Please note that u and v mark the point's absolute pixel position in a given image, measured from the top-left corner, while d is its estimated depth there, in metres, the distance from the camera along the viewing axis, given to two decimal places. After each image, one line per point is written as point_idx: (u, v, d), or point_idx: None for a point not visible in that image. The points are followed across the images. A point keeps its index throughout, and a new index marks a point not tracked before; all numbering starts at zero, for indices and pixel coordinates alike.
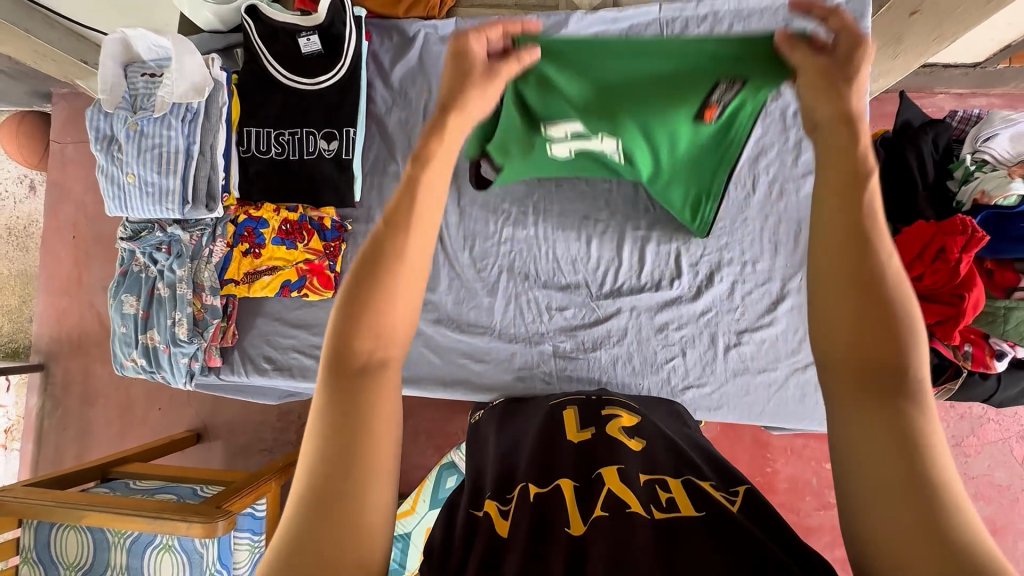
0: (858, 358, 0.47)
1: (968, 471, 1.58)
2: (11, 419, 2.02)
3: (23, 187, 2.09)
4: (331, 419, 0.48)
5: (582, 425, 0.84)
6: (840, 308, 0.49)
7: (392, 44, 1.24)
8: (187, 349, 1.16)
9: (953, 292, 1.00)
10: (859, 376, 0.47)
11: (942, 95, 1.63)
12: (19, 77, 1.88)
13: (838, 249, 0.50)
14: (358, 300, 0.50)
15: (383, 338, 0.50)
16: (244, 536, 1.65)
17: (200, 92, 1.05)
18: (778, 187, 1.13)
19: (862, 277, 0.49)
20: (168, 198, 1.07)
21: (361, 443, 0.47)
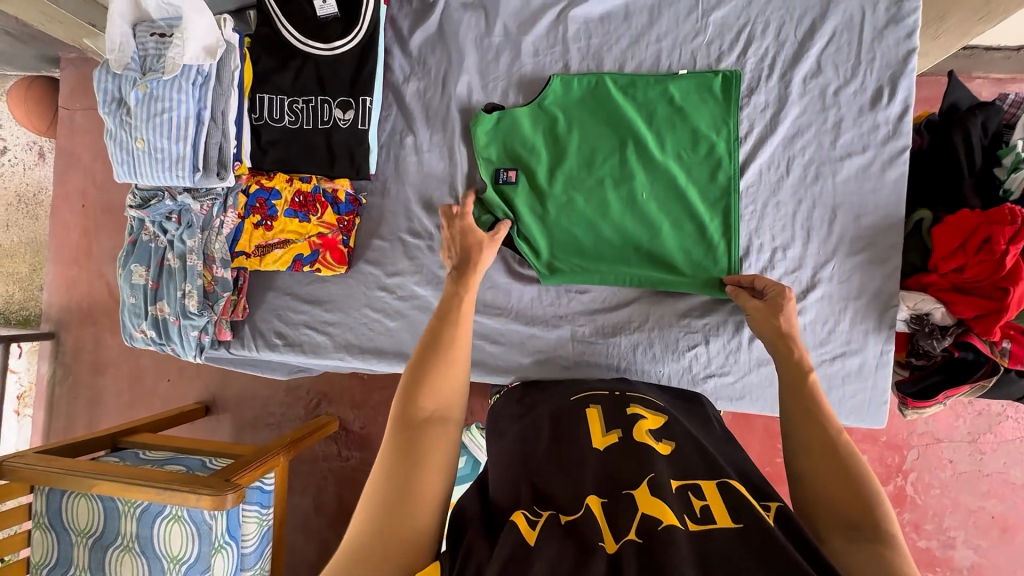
0: (824, 479, 0.70)
1: (982, 468, 1.54)
2: (23, 385, 2.04)
3: (33, 154, 2.06)
4: (402, 444, 0.68)
5: (606, 425, 0.81)
6: (815, 447, 0.74)
7: (412, 10, 1.18)
8: (197, 322, 1.14)
9: (996, 285, 0.95)
10: (827, 489, 0.69)
11: (980, 80, 1.54)
12: (26, 39, 1.83)
13: (796, 403, 0.80)
14: (429, 354, 0.77)
15: (441, 398, 0.73)
16: (253, 509, 1.64)
17: (212, 54, 1.00)
18: (814, 170, 1.08)
19: (818, 418, 0.76)
20: (178, 165, 1.02)
21: (423, 471, 0.66)
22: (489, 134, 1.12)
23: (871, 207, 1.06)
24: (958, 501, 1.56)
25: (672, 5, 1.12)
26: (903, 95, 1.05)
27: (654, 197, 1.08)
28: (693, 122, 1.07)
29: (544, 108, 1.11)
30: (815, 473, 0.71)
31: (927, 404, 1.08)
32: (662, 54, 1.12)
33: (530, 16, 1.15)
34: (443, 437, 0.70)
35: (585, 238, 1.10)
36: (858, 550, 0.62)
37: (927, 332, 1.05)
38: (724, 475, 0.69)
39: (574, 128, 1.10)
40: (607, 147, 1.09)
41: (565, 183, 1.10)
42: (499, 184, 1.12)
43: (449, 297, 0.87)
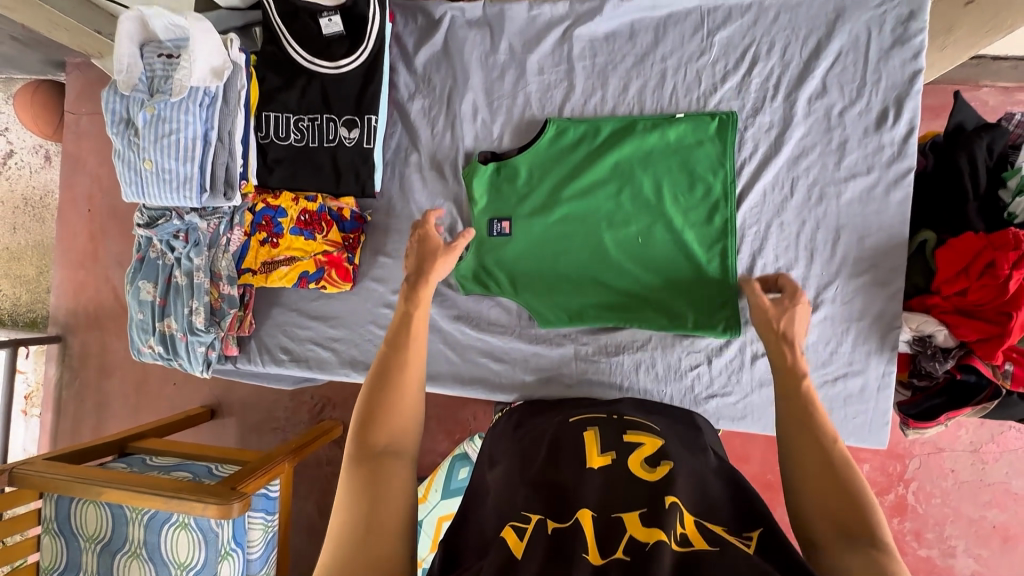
0: (816, 496, 0.68)
1: (983, 478, 1.55)
2: (30, 385, 2.11)
3: (39, 157, 2.08)
4: (360, 479, 0.68)
5: (602, 447, 0.81)
6: (812, 463, 0.71)
7: (416, 27, 1.19)
8: (204, 338, 1.15)
9: (999, 310, 0.95)
10: (827, 509, 0.66)
11: (987, 89, 1.54)
12: (32, 45, 1.84)
13: (795, 417, 0.76)
14: (381, 382, 0.77)
15: (394, 430, 0.74)
16: (259, 515, 1.68)
17: (218, 76, 1.00)
18: (818, 191, 1.08)
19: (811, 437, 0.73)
20: (186, 186, 1.03)
21: (384, 501, 0.67)
22: (486, 184, 1.14)
23: (875, 228, 1.06)
24: (959, 510, 1.56)
25: (678, 24, 1.12)
26: (909, 116, 1.05)
27: (651, 241, 1.09)
28: (687, 168, 1.08)
29: (541, 156, 1.13)
30: (813, 493, 0.68)
31: (930, 425, 1.07)
32: (667, 74, 1.12)
33: (535, 34, 1.15)
34: (399, 467, 0.70)
35: (585, 286, 1.11)
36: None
37: (929, 354, 1.05)
38: (705, 517, 0.68)
39: (568, 175, 1.11)
40: (605, 189, 1.10)
41: (558, 229, 1.11)
42: (493, 236, 1.13)
43: (400, 321, 0.86)
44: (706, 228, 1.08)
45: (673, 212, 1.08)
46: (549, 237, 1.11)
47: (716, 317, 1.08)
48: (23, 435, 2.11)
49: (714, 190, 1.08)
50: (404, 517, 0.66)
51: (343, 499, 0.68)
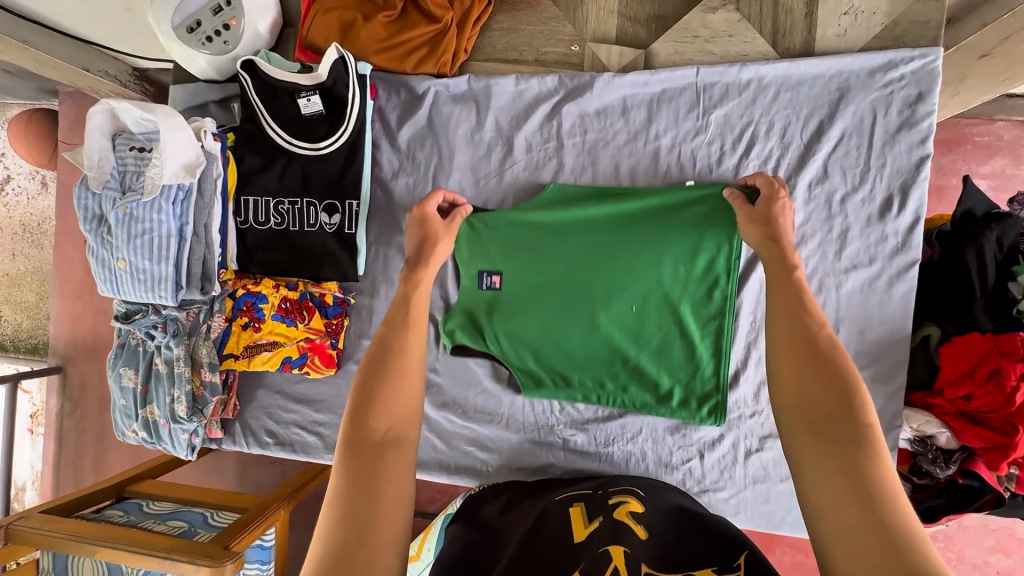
0: (846, 531, 0.54)
1: (989, 522, 1.52)
2: (36, 404, 2.13)
3: (36, 183, 2.06)
4: (352, 473, 0.61)
5: (587, 514, 0.82)
6: (835, 486, 0.56)
7: (399, 101, 1.14)
8: (187, 426, 1.13)
9: (1005, 420, 0.91)
10: (851, 534, 0.53)
11: (1000, 123, 1.40)
12: (22, 74, 1.80)
13: (806, 429, 0.62)
14: (380, 368, 0.70)
15: (393, 417, 0.66)
16: (254, 566, 1.70)
17: (192, 172, 0.97)
18: (817, 282, 1.03)
19: (843, 451, 0.58)
20: (160, 285, 1.00)
21: (376, 504, 0.59)
22: (471, 239, 1.06)
23: (876, 322, 1.02)
24: (961, 554, 1.53)
25: (672, 101, 1.07)
26: (914, 206, 1.00)
27: (647, 310, 1.01)
28: (694, 238, 0.98)
29: (534, 218, 1.05)
30: (837, 513, 0.55)
31: (930, 524, 1.03)
32: (660, 153, 1.07)
33: (522, 109, 1.10)
34: (397, 463, 0.62)
35: (568, 352, 1.05)
36: None
37: (931, 457, 1.00)
38: (691, 564, 0.65)
39: (565, 228, 1.03)
40: (602, 251, 1.01)
41: (550, 288, 1.03)
42: (483, 290, 1.06)
43: (400, 303, 0.79)
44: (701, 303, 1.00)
45: (672, 286, 0.99)
46: (538, 294, 1.04)
47: (700, 401, 1.02)
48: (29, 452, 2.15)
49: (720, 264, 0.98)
50: (398, 523, 0.58)
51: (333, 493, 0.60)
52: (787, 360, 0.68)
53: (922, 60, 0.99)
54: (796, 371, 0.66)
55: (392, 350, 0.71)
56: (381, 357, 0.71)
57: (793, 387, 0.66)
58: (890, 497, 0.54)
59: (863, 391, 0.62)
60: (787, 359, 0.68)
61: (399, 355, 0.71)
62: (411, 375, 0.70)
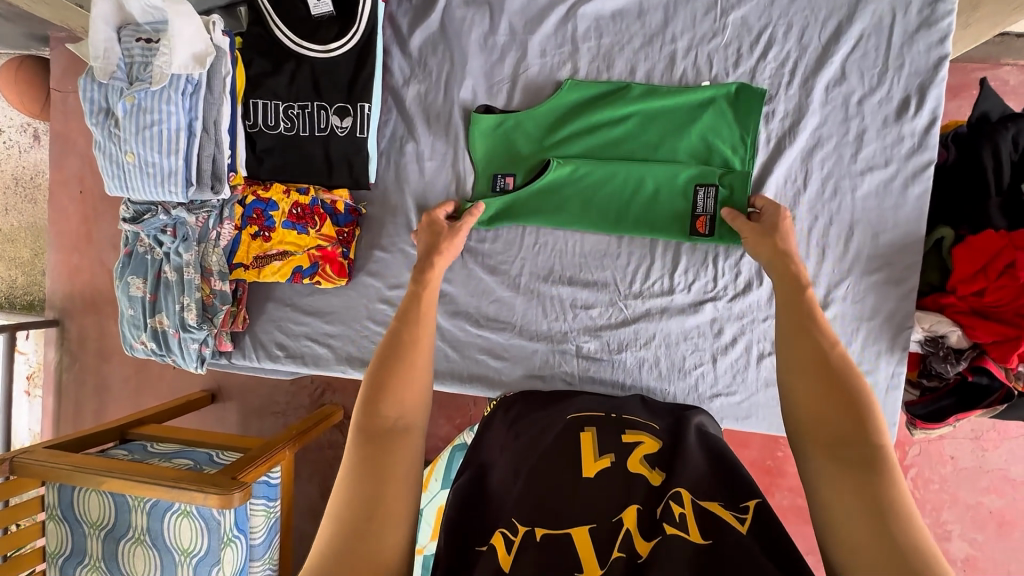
0: (819, 407, 0.67)
1: (983, 465, 1.48)
2: (31, 366, 2.10)
3: (27, 136, 2.01)
4: (364, 456, 0.66)
5: (599, 450, 0.79)
6: (846, 497, 0.59)
7: (411, 6, 1.12)
8: (196, 335, 1.12)
9: (1017, 312, 0.92)
10: (820, 410, 0.66)
11: (1008, 67, 1.40)
12: (10, 18, 1.72)
13: (816, 433, 0.65)
14: (388, 366, 0.74)
15: (404, 405, 0.70)
16: (260, 503, 1.68)
17: (201, 63, 0.95)
18: (833, 184, 1.03)
19: (854, 467, 0.60)
20: (170, 180, 0.98)
21: (389, 480, 0.64)
22: (488, 133, 1.09)
23: (890, 224, 1.02)
24: (956, 496, 1.50)
25: (689, 3, 1.05)
26: (931, 106, 0.99)
27: (659, 211, 1.05)
28: (706, 138, 1.03)
29: (544, 113, 1.07)
30: (810, 389, 0.69)
31: (937, 426, 1.05)
32: (677, 56, 1.06)
33: (537, 13, 1.08)
34: (406, 447, 0.67)
35: (578, 242, 1.10)
36: (847, 472, 0.60)
37: (941, 355, 1.02)
38: (702, 495, 0.70)
39: (579, 131, 1.07)
40: (617, 155, 1.06)
41: (564, 190, 1.07)
42: (497, 191, 1.09)
43: (411, 303, 0.83)
44: (707, 199, 1.03)
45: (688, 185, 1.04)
46: (553, 194, 1.07)
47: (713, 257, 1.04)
48: (26, 415, 2.11)
49: (734, 162, 1.03)
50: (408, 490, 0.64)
51: (348, 474, 0.66)
52: (804, 386, 0.69)
53: None
54: (801, 358, 0.71)
55: (399, 346, 0.76)
56: (388, 359, 0.74)
57: (797, 358, 0.72)
58: (852, 377, 0.68)
59: (878, 419, 0.64)
60: (803, 382, 0.69)
61: (406, 360, 0.74)
62: (417, 369, 0.74)
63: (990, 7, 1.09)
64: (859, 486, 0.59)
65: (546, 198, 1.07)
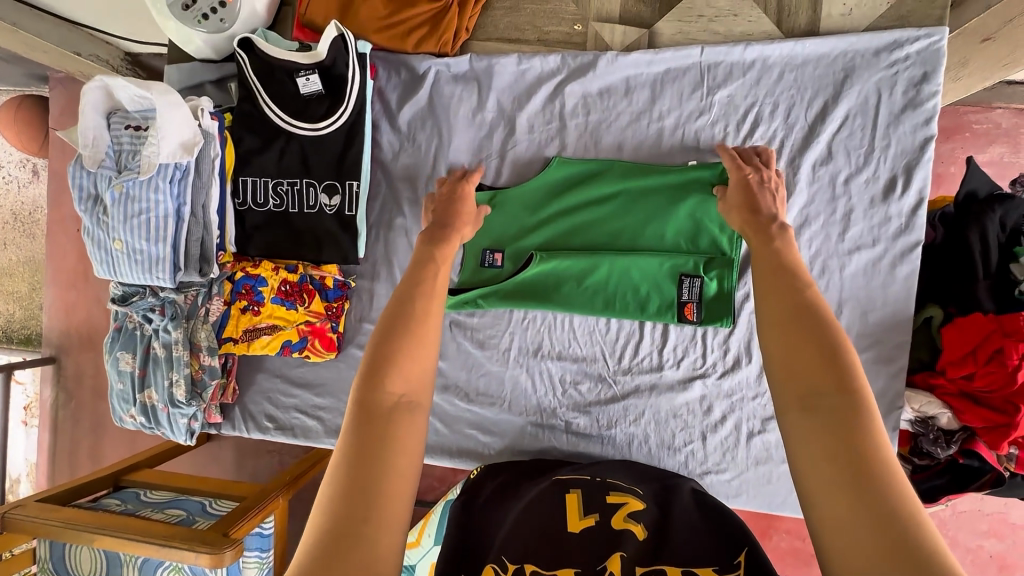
0: (794, 359, 0.58)
1: (981, 507, 1.47)
2: (31, 395, 2.10)
3: (27, 172, 2.02)
4: (358, 437, 0.56)
5: (584, 510, 0.80)
6: (828, 469, 0.50)
7: (400, 81, 1.12)
8: (185, 411, 1.12)
9: (1006, 399, 0.91)
10: (795, 360, 0.57)
11: (999, 111, 1.39)
12: (10, 60, 1.73)
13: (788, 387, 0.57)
14: (392, 332, 0.63)
15: (411, 380, 0.61)
16: (253, 555, 1.67)
17: (190, 151, 0.96)
18: (821, 263, 1.03)
19: (839, 424, 0.51)
20: (158, 266, 0.98)
21: (384, 467, 0.54)
22: None
23: (878, 303, 1.02)
24: (955, 539, 1.49)
25: (675, 81, 1.05)
26: (918, 186, 1.00)
27: (648, 288, 1.04)
28: (695, 216, 1.02)
29: (532, 190, 1.08)
30: (786, 337, 0.59)
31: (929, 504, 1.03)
32: (664, 134, 1.06)
33: (524, 89, 1.09)
34: (411, 427, 0.58)
35: (567, 319, 1.09)
36: (822, 433, 0.52)
37: (931, 437, 1.01)
38: (694, 563, 0.67)
39: (567, 209, 1.07)
40: (605, 232, 1.06)
41: (553, 268, 1.06)
42: (485, 267, 1.08)
43: (420, 268, 0.74)
44: (693, 287, 1.02)
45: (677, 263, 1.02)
46: (541, 271, 1.06)
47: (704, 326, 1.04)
48: (23, 444, 2.11)
49: (723, 240, 1.01)
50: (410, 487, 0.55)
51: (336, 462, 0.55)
52: (777, 336, 0.60)
53: (927, 40, 0.98)
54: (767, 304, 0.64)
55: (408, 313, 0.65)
56: (393, 323, 0.64)
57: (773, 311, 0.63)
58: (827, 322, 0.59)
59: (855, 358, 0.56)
60: (780, 332, 0.60)
61: (414, 332, 0.64)
62: (428, 337, 0.65)
63: (978, 65, 1.10)
64: (835, 451, 0.50)
65: (534, 275, 1.06)
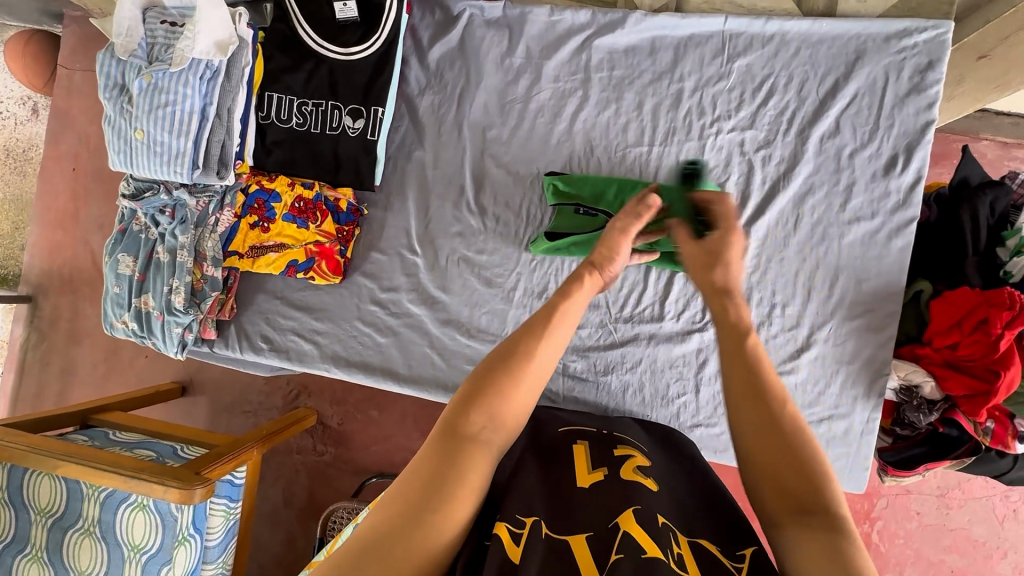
0: (775, 462, 0.63)
1: (946, 522, 1.47)
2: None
3: (26, 109, 1.88)
4: (440, 450, 0.64)
5: (592, 462, 0.81)
6: (819, 562, 0.55)
7: (433, 21, 1.16)
8: (181, 320, 1.11)
9: (988, 367, 0.94)
10: (777, 465, 0.63)
11: (985, 142, 1.46)
12: None
13: (773, 481, 0.63)
14: (496, 365, 0.70)
15: (495, 416, 0.67)
16: (221, 502, 1.49)
17: (223, 50, 0.98)
18: (821, 231, 1.08)
19: (822, 526, 0.58)
20: (177, 161, 1.00)
21: (456, 481, 0.62)
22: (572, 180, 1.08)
23: (873, 273, 1.06)
24: (919, 552, 1.48)
25: (698, 46, 1.10)
26: (917, 165, 1.05)
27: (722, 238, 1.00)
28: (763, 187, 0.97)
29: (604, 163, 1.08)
30: (763, 443, 0.64)
31: (907, 473, 1.08)
32: (683, 95, 1.11)
33: (554, 40, 1.13)
34: (479, 466, 0.64)
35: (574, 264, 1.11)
36: (816, 539, 0.57)
37: (914, 404, 1.06)
38: (696, 535, 0.69)
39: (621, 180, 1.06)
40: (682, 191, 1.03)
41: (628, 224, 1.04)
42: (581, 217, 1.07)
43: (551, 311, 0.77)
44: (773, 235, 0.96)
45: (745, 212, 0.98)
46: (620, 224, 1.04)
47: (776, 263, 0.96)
48: None
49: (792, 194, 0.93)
50: (464, 507, 0.62)
51: (421, 460, 0.64)
52: (758, 439, 0.65)
53: (934, 31, 1.04)
54: (739, 404, 0.68)
55: (506, 358, 0.70)
56: (496, 361, 0.70)
57: (757, 424, 0.66)
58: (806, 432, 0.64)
59: (832, 474, 0.62)
60: (762, 438, 0.65)
61: (510, 364, 0.69)
62: (524, 378, 0.69)
63: (974, 83, 1.15)
64: (826, 560, 0.55)
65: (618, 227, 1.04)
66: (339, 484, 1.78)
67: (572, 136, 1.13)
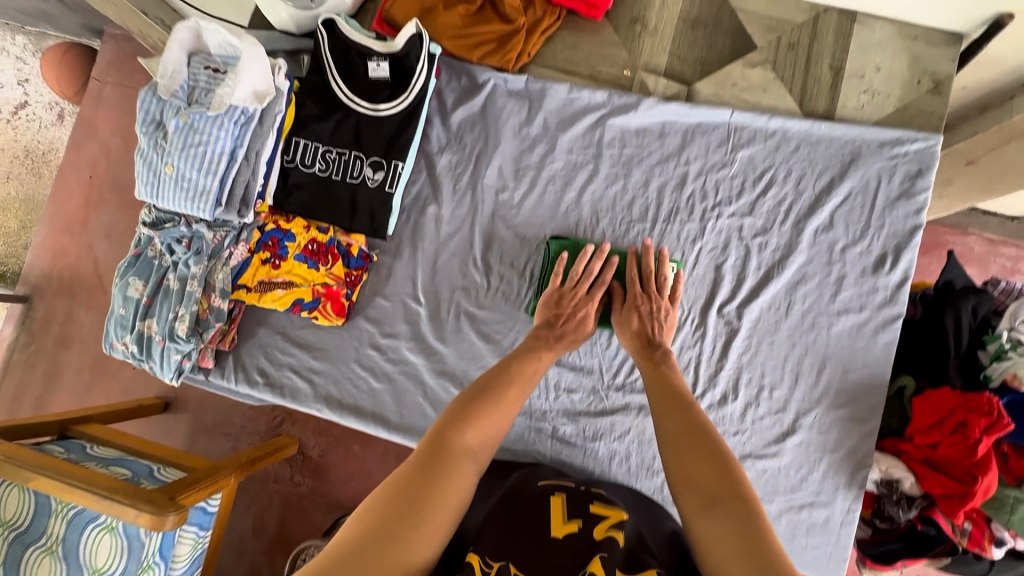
0: (687, 460, 0.75)
1: None
2: None
3: (53, 115, 1.93)
4: (430, 460, 0.70)
5: (567, 514, 0.80)
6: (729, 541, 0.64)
7: (459, 86, 1.23)
8: (182, 347, 1.12)
9: (966, 471, 0.96)
10: (692, 462, 0.74)
11: (972, 238, 1.53)
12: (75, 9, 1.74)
13: (692, 494, 0.71)
14: (478, 395, 0.81)
15: (484, 436, 0.76)
16: (192, 530, 1.46)
17: (260, 100, 1.05)
18: (811, 318, 1.12)
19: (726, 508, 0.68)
20: (201, 198, 1.04)
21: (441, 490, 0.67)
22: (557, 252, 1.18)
23: (859, 363, 1.10)
24: None
25: (705, 134, 1.17)
26: (904, 266, 1.10)
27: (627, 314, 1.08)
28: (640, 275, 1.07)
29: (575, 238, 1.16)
30: (680, 446, 0.77)
31: (885, 566, 1.10)
32: (688, 177, 1.17)
33: (570, 114, 1.20)
34: (468, 475, 0.71)
35: None
36: (721, 521, 0.66)
37: (894, 499, 1.06)
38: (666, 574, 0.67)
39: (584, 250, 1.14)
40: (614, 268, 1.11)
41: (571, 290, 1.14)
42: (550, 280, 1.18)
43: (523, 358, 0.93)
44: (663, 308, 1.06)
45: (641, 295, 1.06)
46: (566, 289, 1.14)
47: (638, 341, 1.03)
48: None
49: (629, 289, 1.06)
50: (452, 509, 0.67)
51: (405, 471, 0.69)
52: (676, 444, 0.77)
53: (924, 143, 1.12)
54: (661, 418, 0.83)
55: (491, 390, 0.83)
56: (478, 393, 0.82)
57: (672, 432, 0.79)
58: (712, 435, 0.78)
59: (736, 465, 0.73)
60: (677, 442, 0.77)
61: (496, 396, 0.82)
62: (504, 406, 0.82)
63: (956, 187, 1.22)
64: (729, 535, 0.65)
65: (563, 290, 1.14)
66: (313, 520, 1.75)
67: (580, 205, 1.18)
